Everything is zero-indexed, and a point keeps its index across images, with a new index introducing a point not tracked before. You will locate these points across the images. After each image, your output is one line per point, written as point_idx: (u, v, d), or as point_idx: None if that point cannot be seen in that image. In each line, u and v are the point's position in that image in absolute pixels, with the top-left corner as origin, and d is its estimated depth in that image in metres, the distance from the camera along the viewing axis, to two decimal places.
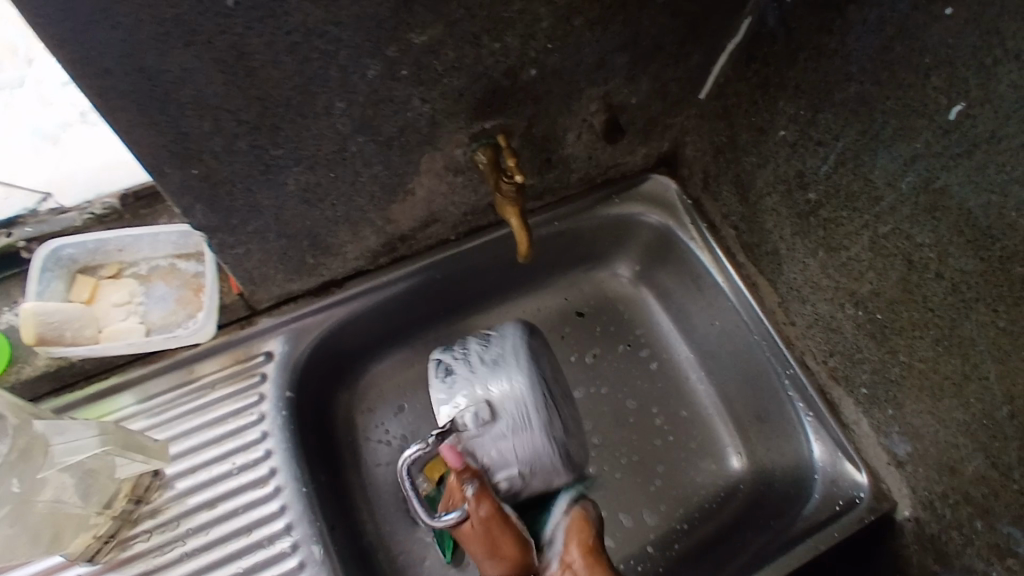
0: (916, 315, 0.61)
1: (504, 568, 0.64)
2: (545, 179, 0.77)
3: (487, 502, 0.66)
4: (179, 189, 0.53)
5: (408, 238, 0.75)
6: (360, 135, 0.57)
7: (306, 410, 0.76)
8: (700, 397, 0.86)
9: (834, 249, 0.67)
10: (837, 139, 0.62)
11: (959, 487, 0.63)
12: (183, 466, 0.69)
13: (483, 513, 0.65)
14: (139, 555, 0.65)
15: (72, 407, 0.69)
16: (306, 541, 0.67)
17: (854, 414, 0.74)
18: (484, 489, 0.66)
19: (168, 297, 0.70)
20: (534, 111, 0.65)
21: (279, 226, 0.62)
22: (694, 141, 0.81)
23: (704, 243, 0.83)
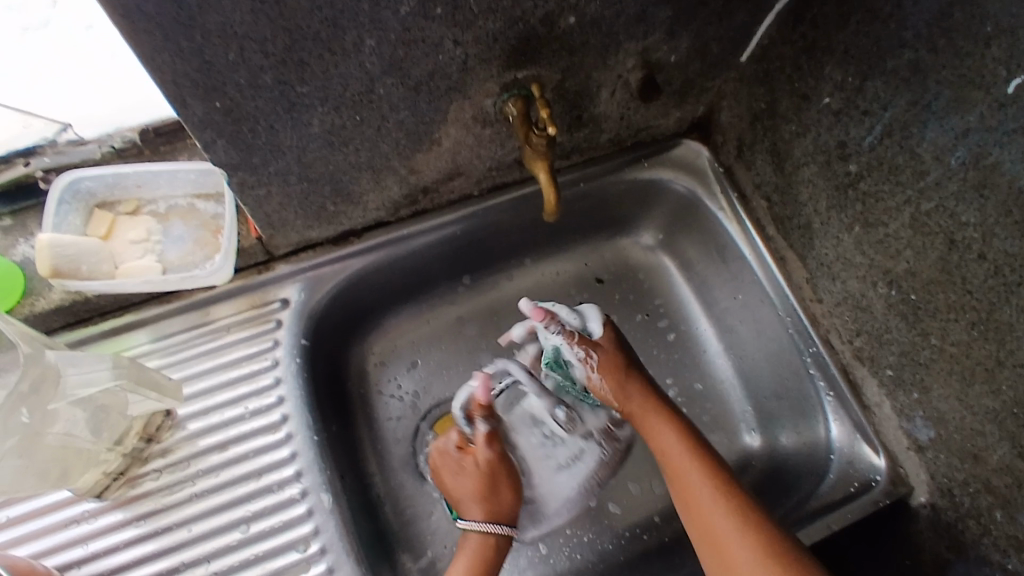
0: (952, 298, 0.59)
1: (496, 498, 0.71)
2: (574, 138, 0.74)
3: (494, 445, 0.72)
4: (201, 123, 0.51)
5: (430, 191, 0.73)
6: (388, 78, 0.55)
7: (320, 360, 0.75)
8: (717, 371, 0.85)
9: (871, 225, 0.65)
10: (884, 109, 0.60)
11: (981, 476, 0.62)
12: (196, 407, 0.69)
13: (487, 453, 0.71)
14: (148, 494, 0.66)
15: (86, 342, 0.69)
16: (315, 489, 0.67)
17: (877, 396, 0.72)
18: (494, 432, 0.73)
19: (186, 237, 0.69)
20: (568, 63, 0.62)
21: (300, 168, 0.61)
22: (731, 106, 0.77)
23: (733, 213, 0.81)
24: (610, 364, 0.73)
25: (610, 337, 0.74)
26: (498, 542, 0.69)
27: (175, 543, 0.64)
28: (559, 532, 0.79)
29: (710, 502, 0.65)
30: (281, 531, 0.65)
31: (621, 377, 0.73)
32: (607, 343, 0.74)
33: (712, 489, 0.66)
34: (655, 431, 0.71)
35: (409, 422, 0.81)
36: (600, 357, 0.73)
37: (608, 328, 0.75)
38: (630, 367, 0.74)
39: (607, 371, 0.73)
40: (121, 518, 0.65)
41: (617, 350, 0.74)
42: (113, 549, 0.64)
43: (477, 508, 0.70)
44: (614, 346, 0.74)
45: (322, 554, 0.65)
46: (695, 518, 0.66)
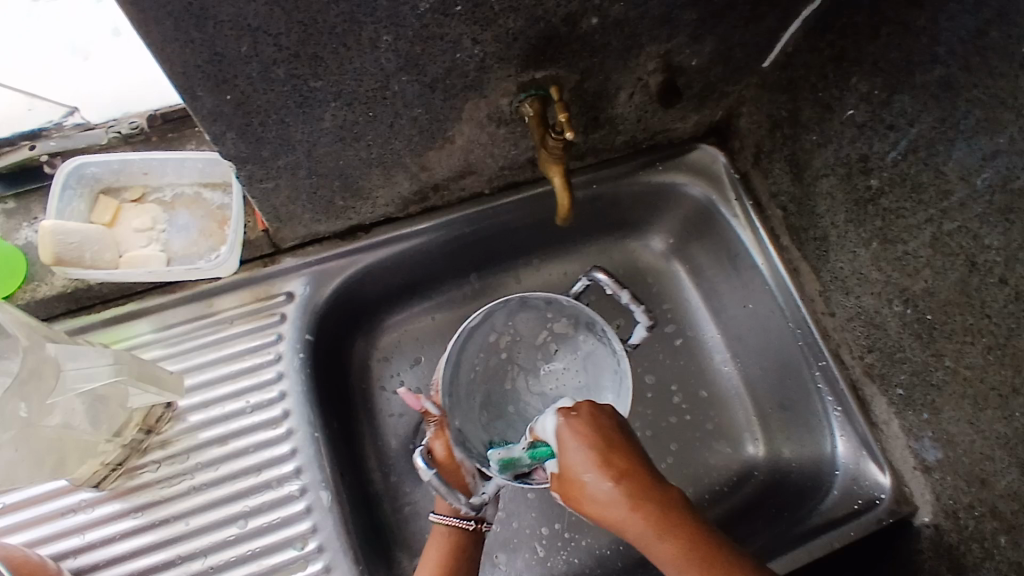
0: (969, 320, 0.58)
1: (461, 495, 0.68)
2: (590, 139, 0.73)
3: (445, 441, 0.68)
4: (210, 115, 0.50)
5: (441, 188, 0.72)
6: (404, 74, 0.53)
7: (323, 355, 0.74)
8: (723, 379, 0.84)
9: (890, 241, 0.63)
10: (911, 124, 0.58)
11: (987, 500, 0.61)
12: (196, 400, 0.68)
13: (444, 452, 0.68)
14: (146, 485, 0.65)
15: (87, 330, 0.68)
16: (314, 487, 0.66)
17: (886, 414, 0.71)
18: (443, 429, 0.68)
19: (192, 226, 0.67)
20: (589, 64, 0.60)
21: (310, 163, 0.59)
22: (751, 112, 0.76)
23: (747, 220, 0.79)
24: (584, 470, 0.56)
25: (599, 422, 0.58)
26: (459, 536, 0.67)
27: (172, 535, 0.64)
28: (556, 535, 0.79)
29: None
30: (279, 527, 0.65)
31: (608, 458, 0.55)
32: (579, 440, 0.57)
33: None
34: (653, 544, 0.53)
35: (410, 419, 0.80)
36: (575, 459, 0.56)
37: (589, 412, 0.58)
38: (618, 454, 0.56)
39: (582, 471, 0.56)
40: (119, 509, 0.64)
41: (598, 435, 0.57)
42: (109, 540, 0.63)
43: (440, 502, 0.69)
44: (596, 426, 0.58)
45: (319, 552, 0.64)
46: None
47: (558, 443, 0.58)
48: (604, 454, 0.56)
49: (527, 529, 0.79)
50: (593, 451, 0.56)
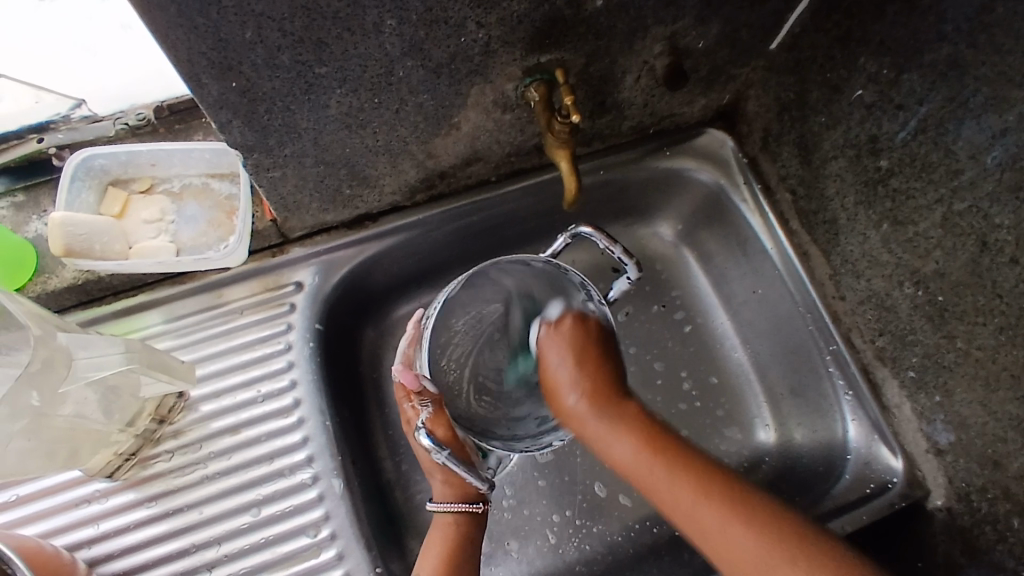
0: (981, 301, 0.57)
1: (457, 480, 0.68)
2: (596, 124, 0.72)
3: (441, 428, 0.66)
4: (216, 102, 0.50)
5: (447, 175, 0.72)
6: (408, 60, 0.53)
7: (333, 344, 0.75)
8: (732, 365, 0.84)
9: (900, 223, 0.63)
10: (920, 103, 0.57)
11: (1000, 482, 0.61)
12: (208, 390, 0.68)
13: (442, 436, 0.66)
14: (159, 475, 0.66)
15: (98, 321, 0.68)
16: (325, 474, 0.67)
17: (897, 397, 0.70)
18: (439, 414, 0.66)
19: (199, 217, 0.68)
20: (594, 47, 0.60)
21: (317, 151, 0.59)
22: (758, 95, 0.75)
23: (756, 205, 0.79)
24: (565, 381, 0.62)
25: (581, 335, 0.63)
26: (461, 518, 0.67)
27: (186, 524, 0.65)
28: (567, 522, 0.79)
29: (735, 534, 0.53)
30: (291, 515, 0.65)
31: (581, 371, 0.62)
32: (562, 354, 0.63)
33: (717, 507, 0.55)
34: (620, 438, 0.60)
35: None
36: (559, 370, 0.62)
37: (575, 324, 0.64)
38: (598, 360, 0.63)
39: (562, 374, 0.62)
40: (133, 498, 0.65)
41: (579, 346, 0.63)
42: (124, 529, 0.64)
43: (438, 488, 0.69)
44: (575, 339, 0.63)
45: (332, 540, 0.65)
46: (715, 555, 0.54)
47: (544, 355, 0.64)
48: (585, 364, 0.62)
49: (538, 516, 0.79)
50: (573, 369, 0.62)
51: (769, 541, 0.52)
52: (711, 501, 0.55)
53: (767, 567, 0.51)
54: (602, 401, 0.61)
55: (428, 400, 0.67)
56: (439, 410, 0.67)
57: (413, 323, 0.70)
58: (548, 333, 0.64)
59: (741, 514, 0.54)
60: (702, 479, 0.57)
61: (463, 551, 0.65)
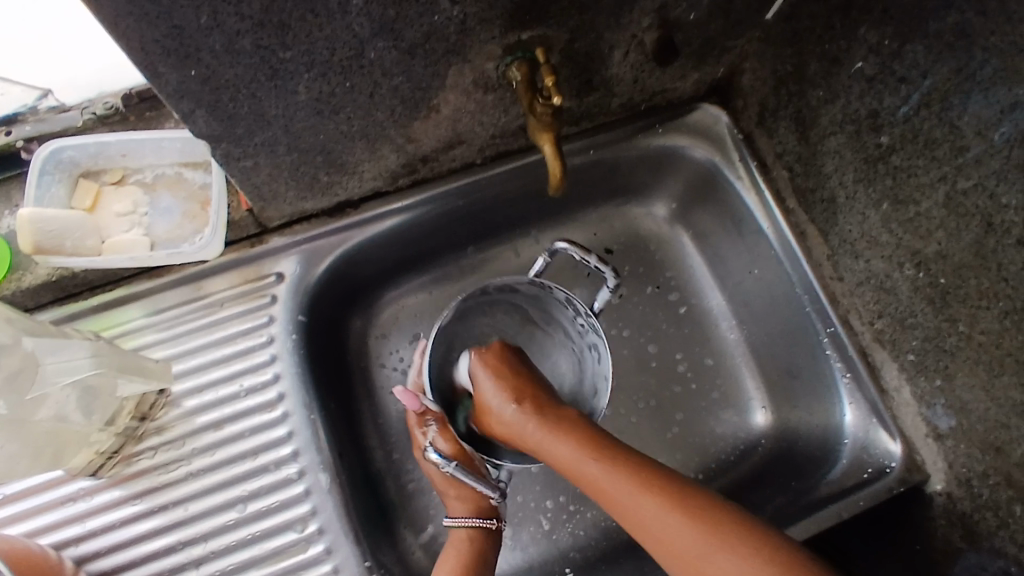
0: (985, 284, 0.55)
1: (470, 497, 0.68)
2: (584, 102, 0.69)
3: (449, 439, 0.66)
4: (176, 92, 0.48)
5: (430, 159, 0.69)
6: (379, 41, 0.50)
7: (319, 335, 0.73)
8: (728, 346, 0.82)
9: (901, 202, 0.60)
10: (924, 76, 0.54)
11: (1002, 469, 0.59)
12: (189, 384, 0.67)
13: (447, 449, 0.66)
14: (144, 472, 0.65)
15: (75, 318, 0.67)
16: (312, 469, 0.66)
17: (896, 381, 0.68)
18: (445, 427, 0.66)
19: (174, 208, 0.66)
20: (578, 22, 0.57)
21: (289, 139, 0.57)
22: (754, 68, 0.72)
23: (751, 182, 0.76)
24: (495, 398, 0.62)
25: (510, 358, 0.65)
26: (479, 533, 0.67)
27: (171, 522, 0.64)
28: (561, 508, 0.78)
29: (672, 524, 0.52)
30: (279, 511, 0.64)
31: (511, 380, 0.62)
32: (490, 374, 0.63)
33: (664, 502, 0.53)
34: (545, 442, 0.58)
35: None
36: (490, 390, 0.62)
37: (498, 349, 0.65)
38: (523, 379, 0.63)
39: (491, 393, 0.62)
40: (118, 496, 0.64)
41: (502, 365, 0.64)
42: (110, 527, 0.63)
43: (455, 507, 0.68)
44: (504, 362, 0.64)
45: (319, 535, 0.64)
46: (663, 553, 0.52)
47: (477, 385, 0.64)
48: (509, 383, 0.62)
49: (531, 503, 0.78)
50: (501, 382, 0.62)
51: (711, 532, 0.50)
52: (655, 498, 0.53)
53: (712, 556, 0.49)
54: (535, 408, 0.60)
55: (433, 419, 0.67)
56: (446, 427, 0.67)
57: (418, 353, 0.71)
58: (474, 359, 0.65)
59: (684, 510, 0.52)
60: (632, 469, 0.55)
61: (481, 569, 0.64)
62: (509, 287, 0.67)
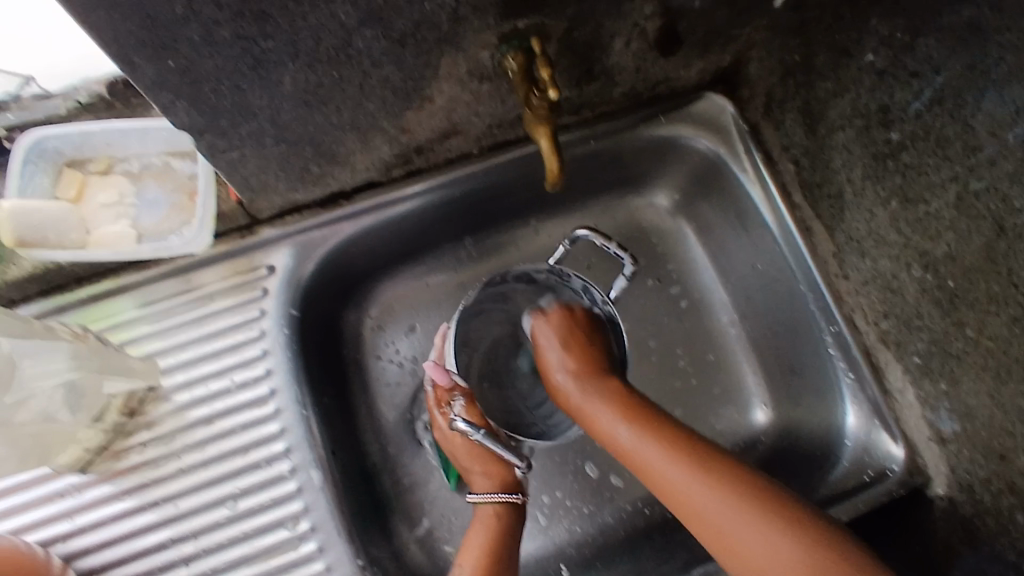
0: (995, 289, 0.53)
1: (495, 471, 0.67)
2: (585, 92, 0.67)
3: (474, 412, 0.66)
4: (154, 84, 0.46)
5: (425, 150, 0.67)
6: (366, 30, 0.48)
7: (313, 329, 0.72)
8: (729, 340, 0.81)
9: (911, 201, 0.58)
10: (937, 72, 0.52)
11: (1006, 476, 0.57)
12: (180, 379, 0.66)
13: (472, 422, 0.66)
14: (135, 467, 0.64)
15: (64, 311, 0.65)
16: (303, 466, 0.65)
17: (900, 382, 0.67)
18: (472, 402, 0.67)
19: (161, 200, 0.64)
20: (577, 11, 0.54)
21: (276, 130, 0.55)
22: (761, 57, 0.69)
23: (757, 175, 0.73)
24: (555, 362, 0.63)
25: (572, 324, 0.65)
26: (505, 510, 0.65)
27: (162, 518, 0.63)
28: (557, 503, 0.77)
29: (714, 501, 0.52)
30: (270, 508, 0.64)
31: (572, 349, 0.63)
32: (553, 338, 0.64)
33: (700, 480, 0.53)
34: (598, 412, 0.59)
35: (407, 388, 0.79)
36: (550, 354, 0.64)
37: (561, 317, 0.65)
38: (585, 342, 0.64)
39: (552, 355, 0.64)
40: (110, 491, 0.63)
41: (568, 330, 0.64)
42: (101, 523, 0.63)
43: (480, 481, 0.67)
44: (569, 329, 0.64)
45: (312, 532, 0.63)
46: (696, 524, 0.53)
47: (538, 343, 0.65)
48: (574, 343, 0.63)
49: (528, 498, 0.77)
50: (565, 349, 0.63)
51: (750, 514, 0.51)
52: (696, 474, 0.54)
53: (748, 537, 0.50)
54: (586, 376, 0.61)
55: (460, 394, 0.68)
56: (472, 402, 0.67)
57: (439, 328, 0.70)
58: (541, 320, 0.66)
59: (720, 487, 0.53)
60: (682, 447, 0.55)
61: (508, 544, 0.64)
62: (527, 277, 0.69)
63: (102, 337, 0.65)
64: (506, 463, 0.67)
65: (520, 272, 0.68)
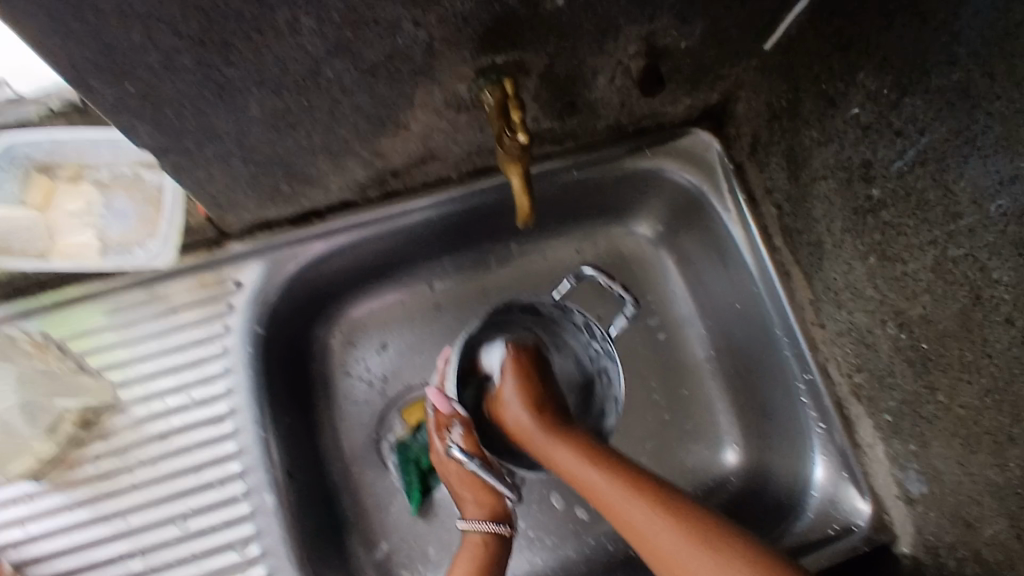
0: (968, 356, 0.52)
1: (484, 502, 0.67)
2: (567, 124, 0.66)
3: (471, 441, 0.65)
4: (113, 106, 0.44)
5: (401, 173, 0.66)
6: (336, 61, 0.46)
7: (280, 346, 0.71)
8: (705, 377, 0.79)
9: (889, 259, 0.57)
10: (921, 133, 0.51)
11: (969, 543, 0.57)
12: (137, 393, 0.65)
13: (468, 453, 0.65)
14: (87, 480, 0.63)
15: (29, 316, 0.64)
16: (259, 488, 0.64)
17: (871, 438, 0.66)
18: (469, 433, 0.65)
19: (129, 212, 0.63)
20: (558, 48, 0.53)
21: (244, 152, 0.54)
22: (749, 98, 0.68)
23: (739, 215, 0.72)
24: (515, 400, 0.65)
25: (534, 373, 0.66)
26: (494, 541, 0.65)
27: (112, 533, 0.62)
28: (521, 533, 0.76)
29: (660, 528, 0.53)
30: (223, 529, 0.63)
31: (534, 394, 0.65)
32: (515, 379, 0.66)
33: (646, 508, 0.55)
34: (558, 454, 0.61)
35: (375, 407, 0.77)
36: (509, 393, 0.65)
37: (524, 360, 0.67)
38: (544, 394, 0.65)
39: (511, 399, 0.65)
40: (61, 502, 0.62)
41: (528, 372, 0.66)
42: (48, 535, 0.62)
43: (470, 509, 0.67)
44: (528, 372, 0.66)
45: (264, 556, 0.63)
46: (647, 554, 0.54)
47: (501, 382, 0.66)
48: (533, 392, 0.65)
49: None
50: (522, 390, 0.65)
51: (693, 542, 0.51)
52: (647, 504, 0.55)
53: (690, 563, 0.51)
54: (547, 418, 0.63)
55: (459, 422, 0.65)
56: (469, 431, 0.65)
57: (443, 356, 0.69)
58: (507, 362, 0.67)
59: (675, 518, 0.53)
60: (631, 481, 0.57)
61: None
62: (533, 308, 0.69)
63: (63, 346, 0.64)
64: (499, 494, 0.66)
65: (524, 303, 0.68)
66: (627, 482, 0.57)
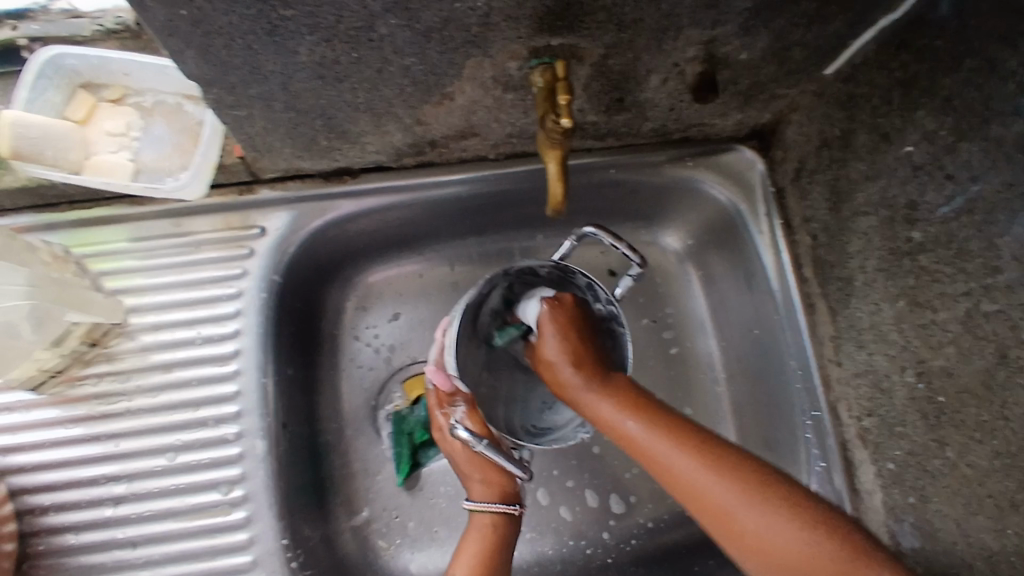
0: (984, 417, 0.51)
1: (492, 481, 0.65)
2: (613, 120, 0.65)
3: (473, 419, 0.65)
4: (165, 26, 0.44)
5: (439, 145, 0.65)
6: (391, 17, 0.46)
7: (296, 298, 0.71)
8: (711, 397, 0.78)
9: (919, 306, 0.56)
10: (974, 181, 0.50)
11: None
12: (148, 320, 0.65)
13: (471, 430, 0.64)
14: (84, 398, 0.64)
15: (53, 229, 0.65)
16: (251, 433, 0.64)
17: (871, 484, 0.64)
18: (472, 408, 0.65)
19: (165, 139, 0.64)
20: (616, 39, 0.52)
21: (287, 97, 0.54)
22: (802, 122, 0.66)
23: (772, 240, 0.71)
24: (557, 355, 0.57)
25: (577, 325, 0.58)
26: (503, 519, 0.63)
27: (101, 454, 0.63)
28: None
29: (715, 482, 0.50)
30: (209, 467, 0.63)
31: (577, 345, 0.57)
32: (554, 329, 0.57)
33: (698, 462, 0.51)
34: (603, 406, 0.55)
35: (378, 374, 0.77)
36: (549, 345, 0.57)
37: (570, 303, 0.58)
38: (586, 346, 0.58)
39: (551, 347, 0.57)
40: (55, 416, 0.63)
41: (572, 323, 0.58)
42: (40, 445, 0.63)
43: (478, 489, 0.65)
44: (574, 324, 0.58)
45: (244, 501, 0.63)
46: (706, 515, 0.50)
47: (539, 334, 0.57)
48: (575, 343, 0.57)
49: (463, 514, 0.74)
50: (565, 342, 0.56)
51: (740, 491, 0.49)
52: (691, 455, 0.52)
53: (746, 516, 0.48)
54: (592, 375, 0.56)
55: (461, 399, 0.66)
56: (473, 409, 0.65)
57: (440, 329, 0.63)
58: (547, 308, 0.57)
59: (728, 472, 0.50)
60: (682, 433, 0.53)
61: (501, 556, 0.61)
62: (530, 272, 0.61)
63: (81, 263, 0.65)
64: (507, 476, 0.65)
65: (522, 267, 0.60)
66: (677, 434, 0.53)
